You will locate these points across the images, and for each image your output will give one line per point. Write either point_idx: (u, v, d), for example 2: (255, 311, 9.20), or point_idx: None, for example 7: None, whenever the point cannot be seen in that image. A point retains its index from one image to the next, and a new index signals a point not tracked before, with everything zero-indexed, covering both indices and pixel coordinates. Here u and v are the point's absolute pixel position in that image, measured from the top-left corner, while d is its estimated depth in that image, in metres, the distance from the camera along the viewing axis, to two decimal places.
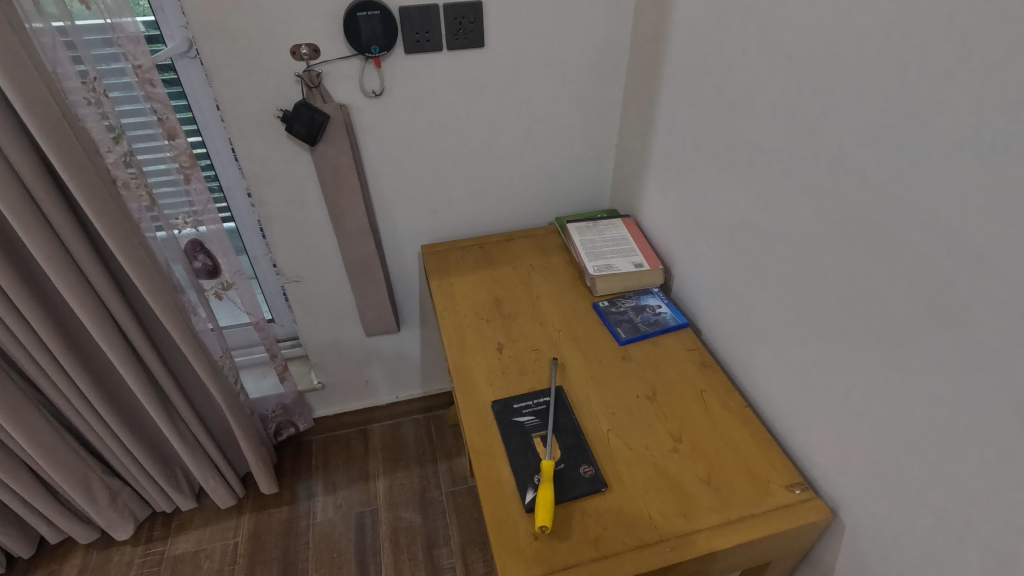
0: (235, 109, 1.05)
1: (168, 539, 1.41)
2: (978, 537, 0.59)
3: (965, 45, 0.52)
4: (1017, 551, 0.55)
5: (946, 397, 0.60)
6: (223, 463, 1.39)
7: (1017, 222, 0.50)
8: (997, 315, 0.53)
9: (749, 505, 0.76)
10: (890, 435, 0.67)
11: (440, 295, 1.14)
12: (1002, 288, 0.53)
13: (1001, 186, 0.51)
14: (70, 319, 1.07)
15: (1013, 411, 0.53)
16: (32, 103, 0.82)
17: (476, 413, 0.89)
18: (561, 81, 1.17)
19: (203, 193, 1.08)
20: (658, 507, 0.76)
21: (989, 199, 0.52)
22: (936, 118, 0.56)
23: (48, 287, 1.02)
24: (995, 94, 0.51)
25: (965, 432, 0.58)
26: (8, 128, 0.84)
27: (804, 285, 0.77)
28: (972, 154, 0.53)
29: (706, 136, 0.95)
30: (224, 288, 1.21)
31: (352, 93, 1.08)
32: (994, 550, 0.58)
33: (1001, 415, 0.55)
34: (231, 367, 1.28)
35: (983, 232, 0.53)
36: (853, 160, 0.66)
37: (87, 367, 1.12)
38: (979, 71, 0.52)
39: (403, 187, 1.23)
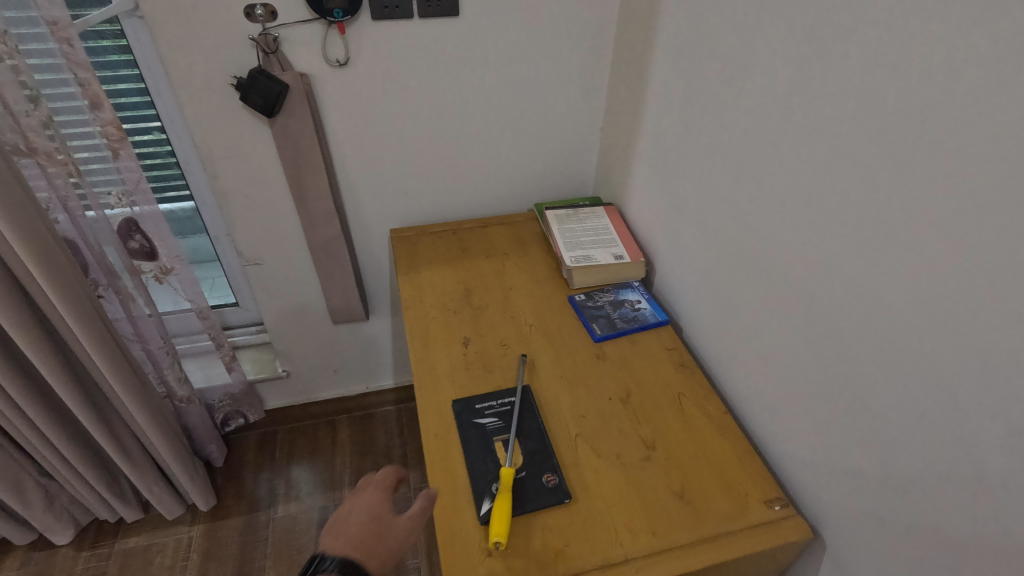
0: (184, 75, 0.96)
1: (119, 535, 1.35)
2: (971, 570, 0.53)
3: (987, 13, 0.45)
4: None
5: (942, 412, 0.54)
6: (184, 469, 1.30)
7: None
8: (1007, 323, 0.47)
9: (724, 522, 0.69)
10: (876, 450, 0.62)
11: (406, 284, 1.06)
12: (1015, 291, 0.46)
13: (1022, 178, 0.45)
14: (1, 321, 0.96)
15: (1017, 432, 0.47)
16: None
17: (435, 413, 0.82)
18: (543, 57, 1.09)
19: (135, 172, 1.03)
20: (625, 522, 0.69)
21: (1007, 194, 0.46)
22: (950, 98, 0.49)
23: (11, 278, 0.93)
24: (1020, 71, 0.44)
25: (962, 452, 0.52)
26: None
27: (792, 284, 0.71)
28: (990, 142, 0.46)
29: (694, 119, 0.87)
30: (163, 272, 1.16)
31: (314, 61, 0.99)
32: None
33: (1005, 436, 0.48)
34: (168, 353, 1.24)
35: (1000, 231, 0.47)
36: (850, 147, 0.60)
37: (23, 374, 1.01)
38: (1003, 43, 0.45)
39: (371, 167, 1.15)
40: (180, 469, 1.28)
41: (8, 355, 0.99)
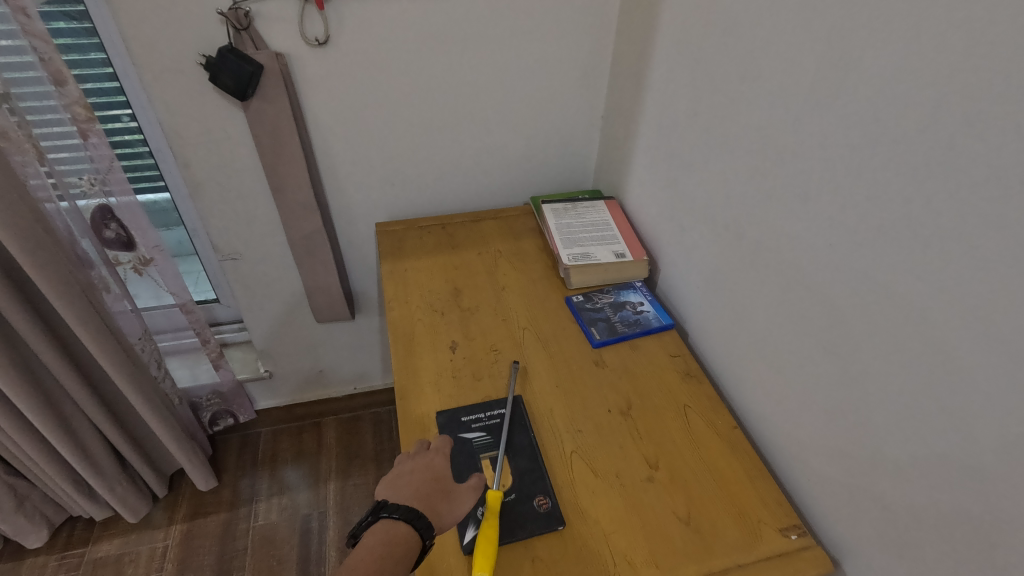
0: (146, 53, 0.88)
1: (90, 542, 1.29)
2: None
3: None
4: None
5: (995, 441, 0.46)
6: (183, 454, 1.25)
7: None
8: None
9: (734, 552, 0.62)
10: (911, 479, 0.54)
11: (390, 282, 0.99)
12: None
13: None
14: None
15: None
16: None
17: (416, 426, 0.75)
18: (541, 38, 1.01)
19: (109, 156, 0.94)
20: (624, 551, 0.62)
21: None
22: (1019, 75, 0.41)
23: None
24: None
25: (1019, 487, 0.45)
26: None
27: (814, 288, 0.63)
28: None
29: (704, 105, 0.79)
30: (143, 264, 1.07)
31: (291, 40, 0.91)
32: None
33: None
34: (151, 349, 1.17)
35: None
36: (887, 134, 0.52)
37: None
38: None
39: (354, 157, 1.07)
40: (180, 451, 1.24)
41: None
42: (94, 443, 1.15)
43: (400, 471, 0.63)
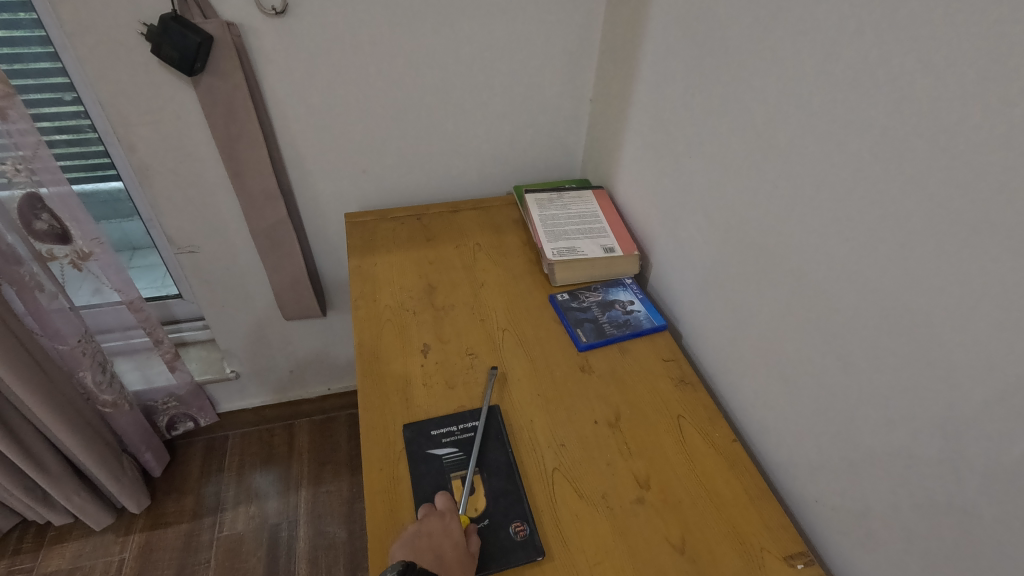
0: (77, 20, 0.78)
1: (40, 555, 1.20)
2: None
3: None
4: None
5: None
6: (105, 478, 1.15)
7: None
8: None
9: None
10: (936, 509, 0.48)
11: (358, 279, 0.91)
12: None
13: None
14: None
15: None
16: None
17: (381, 441, 0.67)
18: (523, 11, 0.92)
19: (33, 139, 0.84)
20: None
21: None
22: None
23: None
24: None
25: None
26: None
27: (825, 290, 0.56)
28: None
29: (701, 84, 0.72)
30: (81, 259, 0.97)
31: (244, 9, 0.82)
32: None
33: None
34: (89, 353, 1.05)
35: None
36: (919, 110, 0.44)
37: None
38: None
39: (322, 141, 0.98)
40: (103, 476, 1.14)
41: None
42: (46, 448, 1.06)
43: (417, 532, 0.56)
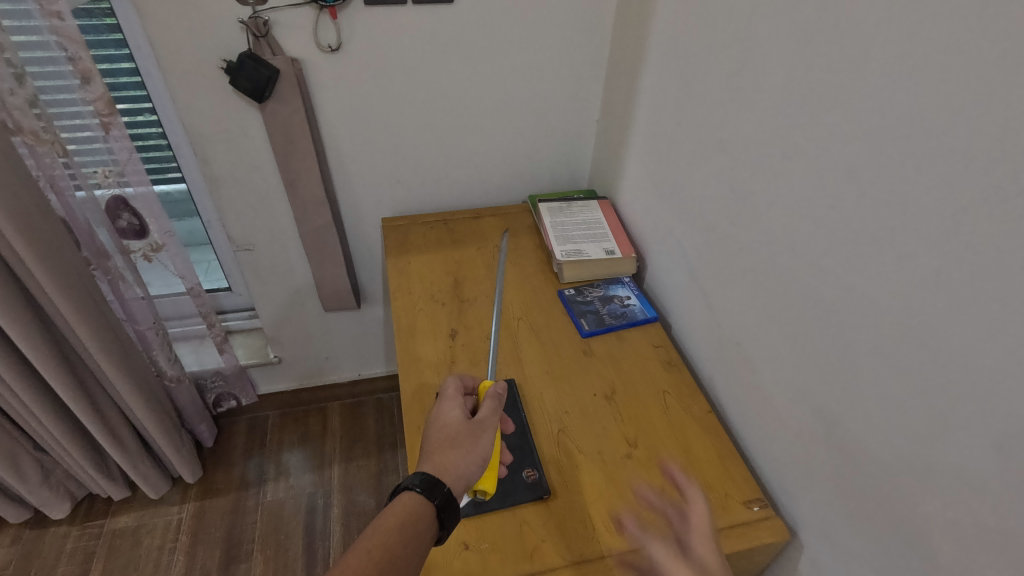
0: (171, 57, 0.94)
1: (108, 514, 1.37)
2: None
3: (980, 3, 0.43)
4: None
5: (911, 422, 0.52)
6: (167, 446, 1.30)
7: (1009, 235, 0.43)
8: (983, 338, 0.46)
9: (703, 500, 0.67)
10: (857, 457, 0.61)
11: (395, 275, 1.06)
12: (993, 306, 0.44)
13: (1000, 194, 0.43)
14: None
15: (990, 449, 0.46)
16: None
17: (418, 405, 0.82)
18: (540, 47, 1.07)
19: (127, 148, 0.97)
20: (603, 519, 0.70)
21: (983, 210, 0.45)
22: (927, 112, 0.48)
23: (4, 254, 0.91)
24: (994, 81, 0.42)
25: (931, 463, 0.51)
26: None
27: (776, 287, 0.69)
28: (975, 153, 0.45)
29: (686, 115, 0.86)
30: (154, 251, 1.11)
31: (306, 47, 0.98)
32: None
33: (975, 447, 0.47)
34: (158, 336, 1.21)
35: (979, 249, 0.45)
36: (832, 147, 0.58)
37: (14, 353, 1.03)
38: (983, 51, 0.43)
39: (364, 156, 1.14)
40: (165, 443, 1.30)
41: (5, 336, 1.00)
42: (122, 419, 1.23)
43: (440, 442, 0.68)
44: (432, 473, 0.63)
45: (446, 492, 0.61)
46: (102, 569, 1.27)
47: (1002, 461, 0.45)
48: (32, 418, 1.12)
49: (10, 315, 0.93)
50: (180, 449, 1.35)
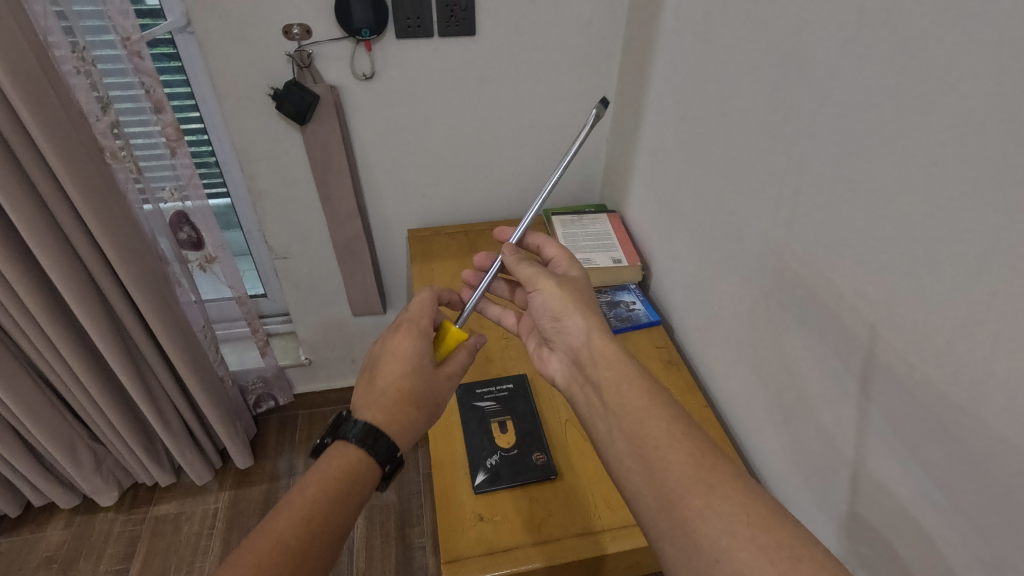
0: (225, 85, 1.06)
1: (152, 502, 1.47)
2: (886, 547, 0.60)
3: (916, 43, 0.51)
4: (922, 564, 0.56)
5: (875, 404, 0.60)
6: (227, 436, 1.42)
7: (939, 238, 0.50)
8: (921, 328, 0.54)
9: (553, 284, 0.71)
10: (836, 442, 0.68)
11: (419, 280, 1.16)
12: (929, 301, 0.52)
13: (931, 203, 0.50)
14: (61, 304, 1.09)
15: (927, 423, 0.53)
16: (14, 70, 0.82)
17: None
18: (554, 74, 1.17)
19: (189, 168, 1.10)
20: (604, 495, 0.77)
21: None
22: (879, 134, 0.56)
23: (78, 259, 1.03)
24: (924, 109, 0.50)
25: (886, 439, 0.58)
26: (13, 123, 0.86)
27: (763, 289, 0.77)
28: None
29: (685, 135, 0.94)
30: (208, 262, 1.24)
31: (343, 75, 1.09)
32: (902, 562, 0.59)
33: (922, 424, 0.54)
34: (209, 337, 1.33)
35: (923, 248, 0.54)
36: (806, 166, 0.66)
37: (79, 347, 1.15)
38: (916, 83, 0.51)
39: (392, 172, 1.24)
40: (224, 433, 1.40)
41: (73, 332, 1.12)
42: (181, 408, 1.34)
43: (381, 395, 0.69)
44: (382, 427, 0.67)
45: (388, 446, 0.66)
46: (145, 552, 1.37)
47: (942, 435, 0.52)
48: (92, 406, 1.25)
49: (82, 310, 1.05)
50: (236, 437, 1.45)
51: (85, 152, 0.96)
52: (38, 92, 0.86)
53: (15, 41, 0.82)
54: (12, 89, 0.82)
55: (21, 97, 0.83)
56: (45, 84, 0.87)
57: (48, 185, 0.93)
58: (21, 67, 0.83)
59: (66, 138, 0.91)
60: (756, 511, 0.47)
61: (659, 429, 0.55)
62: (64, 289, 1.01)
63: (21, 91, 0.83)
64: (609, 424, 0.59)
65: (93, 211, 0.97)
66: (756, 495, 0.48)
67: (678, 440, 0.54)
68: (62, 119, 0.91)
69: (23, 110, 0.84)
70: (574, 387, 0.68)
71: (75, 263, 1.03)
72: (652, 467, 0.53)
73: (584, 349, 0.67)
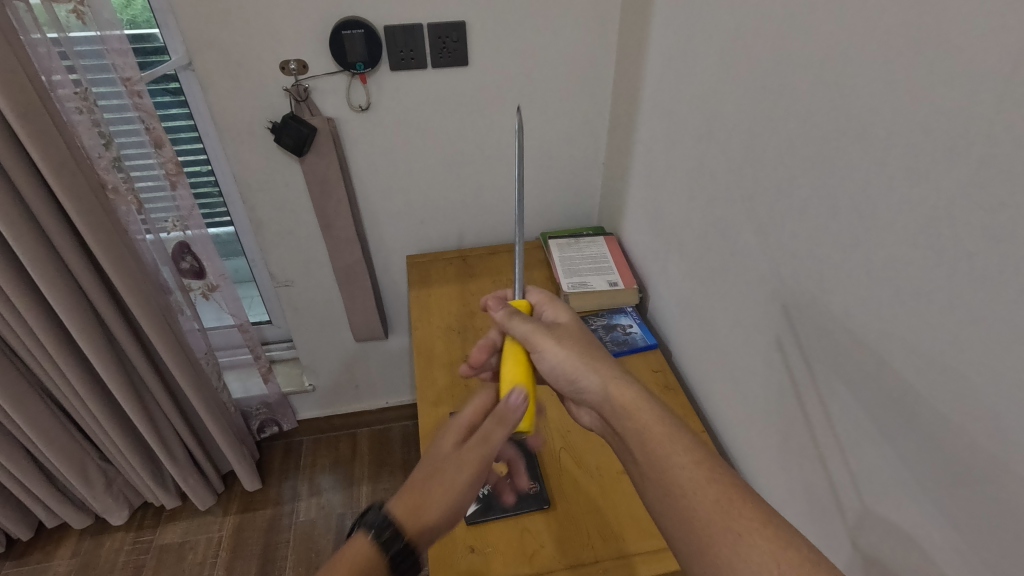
0: (225, 119, 1.09)
1: (157, 529, 1.48)
2: None
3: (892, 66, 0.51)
4: None
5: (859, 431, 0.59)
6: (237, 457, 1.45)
7: (913, 264, 0.49)
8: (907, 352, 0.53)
9: (558, 346, 0.68)
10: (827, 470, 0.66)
11: (416, 306, 1.16)
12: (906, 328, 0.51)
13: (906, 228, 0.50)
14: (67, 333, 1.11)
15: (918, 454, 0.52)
16: (21, 111, 0.85)
17: (433, 424, 0.91)
18: (548, 100, 1.19)
19: (189, 200, 1.12)
20: (630, 517, 0.77)
21: None
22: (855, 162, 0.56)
23: (82, 290, 1.06)
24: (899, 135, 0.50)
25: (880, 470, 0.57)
26: (18, 162, 0.90)
27: (756, 313, 0.76)
28: None
29: (676, 158, 0.95)
30: (210, 290, 1.25)
31: (339, 107, 1.12)
32: None
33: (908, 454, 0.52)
34: (212, 364, 1.34)
35: None
36: (793, 191, 0.66)
37: (86, 373, 1.17)
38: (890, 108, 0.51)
39: (390, 200, 1.26)
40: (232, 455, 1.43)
41: (79, 361, 1.14)
42: (185, 433, 1.35)
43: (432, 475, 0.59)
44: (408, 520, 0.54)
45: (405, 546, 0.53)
46: None
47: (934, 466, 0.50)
48: (102, 430, 1.27)
49: (87, 339, 1.07)
50: (244, 461, 1.47)
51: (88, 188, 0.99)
52: (43, 132, 0.89)
53: (21, 85, 0.86)
54: (19, 129, 0.86)
55: (31, 137, 0.87)
56: (50, 124, 0.91)
57: (52, 220, 0.96)
58: (28, 108, 0.86)
59: (70, 174, 0.94)
60: (786, 563, 0.46)
61: (683, 474, 0.54)
62: (68, 320, 1.04)
63: (30, 130, 0.87)
64: (638, 473, 0.59)
65: (100, 242, 1.01)
66: (788, 540, 0.48)
67: (704, 484, 0.53)
68: (66, 154, 0.94)
69: (30, 148, 0.88)
70: (608, 437, 0.67)
71: (78, 295, 1.05)
72: (679, 510, 0.53)
73: (604, 403, 0.64)
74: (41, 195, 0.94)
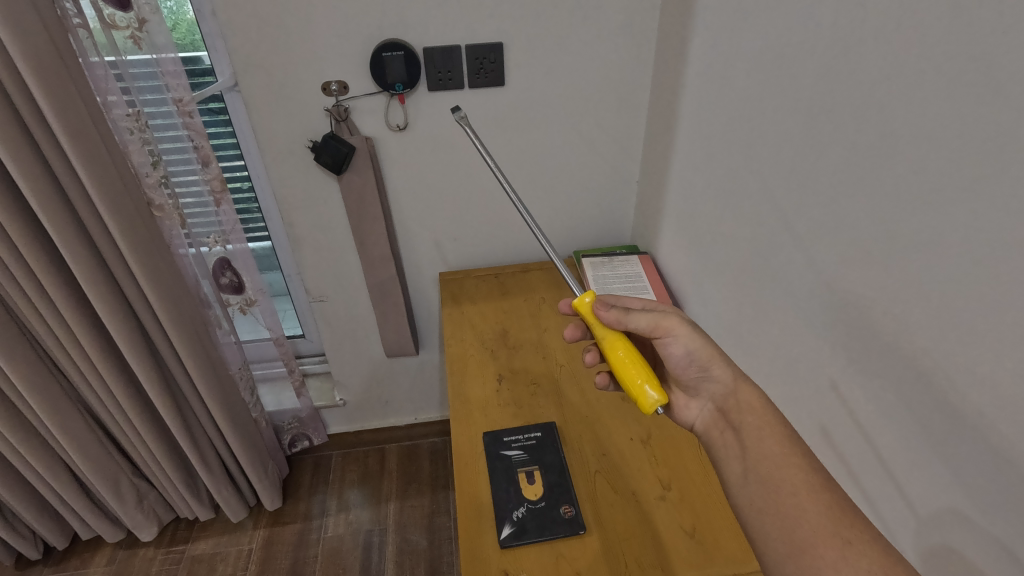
0: (269, 139, 1.12)
1: (189, 541, 1.49)
2: None
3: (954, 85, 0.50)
4: None
5: (937, 461, 0.56)
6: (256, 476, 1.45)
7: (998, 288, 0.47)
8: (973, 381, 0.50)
9: (691, 331, 0.70)
10: (898, 501, 0.62)
11: (449, 323, 1.16)
12: (989, 352, 0.49)
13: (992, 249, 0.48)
14: (112, 345, 1.14)
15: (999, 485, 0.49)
16: (73, 134, 0.89)
17: (466, 443, 0.90)
18: (583, 119, 1.19)
19: (232, 216, 1.15)
20: (674, 545, 0.74)
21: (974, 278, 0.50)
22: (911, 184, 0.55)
23: (129, 303, 1.09)
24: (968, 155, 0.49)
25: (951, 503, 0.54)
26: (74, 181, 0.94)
27: (803, 335, 0.74)
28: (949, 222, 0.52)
29: (715, 177, 0.93)
30: (248, 304, 1.28)
31: (378, 126, 1.14)
32: None
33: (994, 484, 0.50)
34: (245, 377, 1.36)
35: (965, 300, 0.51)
36: (845, 212, 0.64)
37: (128, 385, 1.19)
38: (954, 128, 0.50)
39: (425, 217, 1.27)
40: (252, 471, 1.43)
41: (121, 373, 1.17)
42: (219, 446, 1.37)
43: None
44: None
45: None
46: None
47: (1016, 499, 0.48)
48: (138, 443, 1.29)
49: (132, 351, 1.10)
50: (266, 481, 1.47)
51: (134, 205, 1.02)
52: (90, 152, 0.92)
53: (73, 106, 0.89)
54: (71, 152, 0.89)
55: (81, 159, 0.91)
56: (99, 146, 0.94)
57: (104, 237, 0.99)
58: (78, 131, 0.90)
59: (115, 194, 0.97)
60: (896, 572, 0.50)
61: (794, 478, 0.58)
62: (115, 332, 1.07)
63: (80, 152, 0.90)
64: (744, 468, 0.63)
65: (142, 257, 1.03)
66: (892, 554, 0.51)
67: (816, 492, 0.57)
68: (114, 176, 0.98)
69: (80, 169, 0.91)
70: (714, 432, 0.69)
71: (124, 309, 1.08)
72: (779, 509, 0.58)
73: (729, 396, 0.68)
74: (94, 212, 0.97)
